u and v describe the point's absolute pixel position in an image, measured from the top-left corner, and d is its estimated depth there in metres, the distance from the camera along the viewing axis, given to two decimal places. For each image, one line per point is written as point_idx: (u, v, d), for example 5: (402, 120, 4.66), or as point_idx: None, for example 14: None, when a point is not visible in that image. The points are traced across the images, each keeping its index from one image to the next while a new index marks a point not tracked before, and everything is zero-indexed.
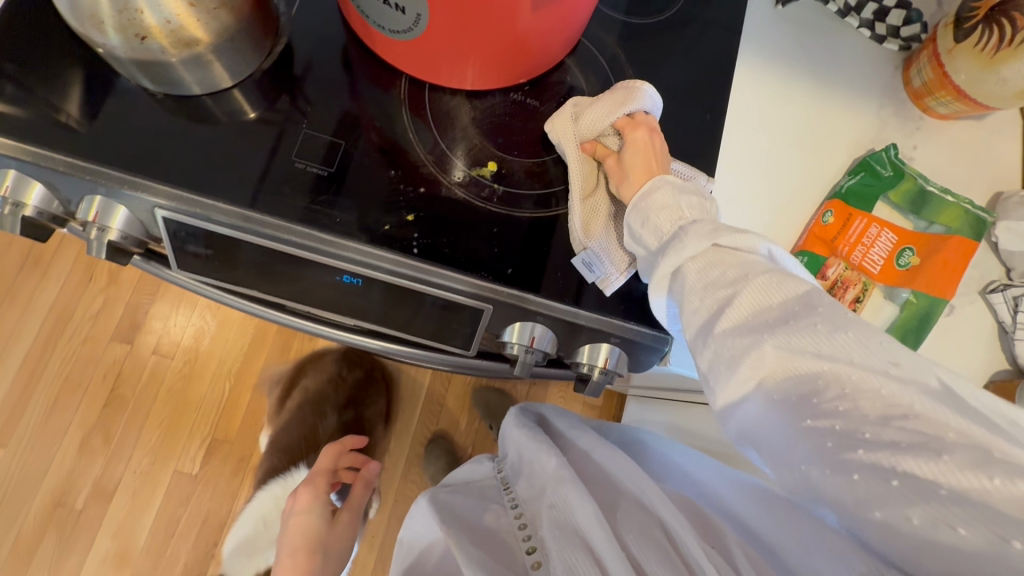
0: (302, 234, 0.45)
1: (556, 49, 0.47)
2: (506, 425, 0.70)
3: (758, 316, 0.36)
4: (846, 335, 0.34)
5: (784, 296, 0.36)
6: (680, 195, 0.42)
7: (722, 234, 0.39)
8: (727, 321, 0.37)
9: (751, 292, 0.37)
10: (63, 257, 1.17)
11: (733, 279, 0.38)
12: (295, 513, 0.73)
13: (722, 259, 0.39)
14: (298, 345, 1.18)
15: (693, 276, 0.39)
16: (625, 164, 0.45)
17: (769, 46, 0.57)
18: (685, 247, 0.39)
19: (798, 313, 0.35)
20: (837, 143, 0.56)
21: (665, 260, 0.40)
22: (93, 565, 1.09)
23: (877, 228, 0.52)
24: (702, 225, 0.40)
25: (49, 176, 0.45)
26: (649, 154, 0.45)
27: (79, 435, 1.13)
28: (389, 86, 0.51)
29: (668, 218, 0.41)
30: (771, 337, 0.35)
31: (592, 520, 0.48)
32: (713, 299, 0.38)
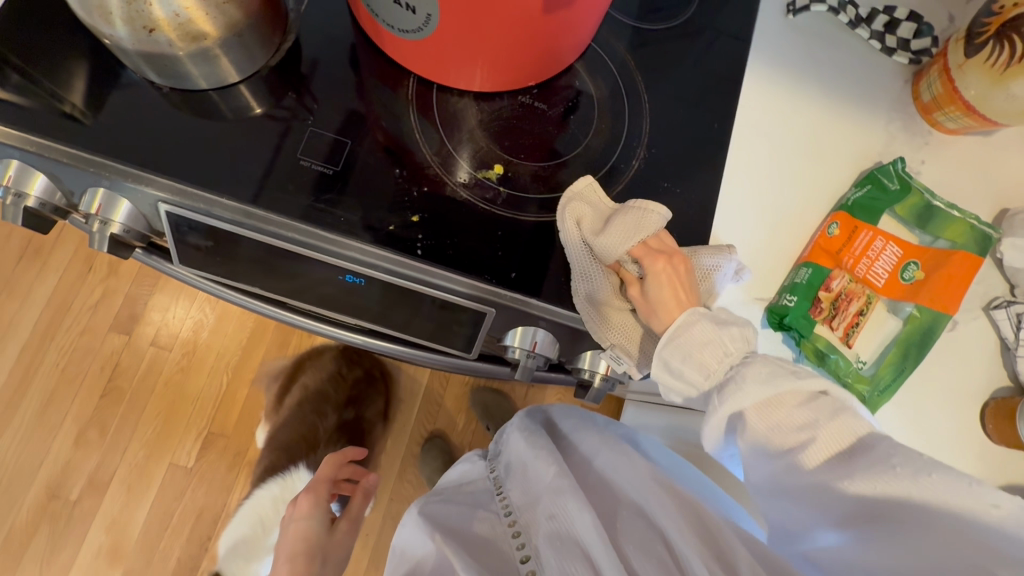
0: (306, 232, 0.45)
1: (565, 52, 0.46)
2: (508, 426, 0.69)
3: (832, 461, 0.39)
4: (922, 477, 0.36)
5: (852, 437, 0.39)
6: (720, 330, 0.42)
7: (779, 379, 0.41)
8: (801, 459, 0.40)
9: (823, 439, 0.39)
10: (63, 247, 1.17)
11: (803, 424, 0.40)
12: (294, 519, 0.73)
13: (782, 400, 0.41)
14: (296, 341, 1.18)
15: (763, 423, 0.41)
16: (653, 300, 0.43)
17: (779, 55, 0.57)
18: (745, 396, 0.41)
19: (871, 460, 0.38)
20: (844, 154, 0.56)
21: (727, 406, 0.42)
22: (86, 557, 1.09)
23: (882, 241, 0.52)
24: (759, 368, 0.41)
25: (52, 167, 0.45)
26: (675, 285, 0.42)
27: (75, 426, 1.12)
28: (397, 86, 0.51)
29: (710, 356, 0.42)
30: (847, 480, 0.38)
31: (591, 531, 0.49)
32: (786, 443, 0.40)
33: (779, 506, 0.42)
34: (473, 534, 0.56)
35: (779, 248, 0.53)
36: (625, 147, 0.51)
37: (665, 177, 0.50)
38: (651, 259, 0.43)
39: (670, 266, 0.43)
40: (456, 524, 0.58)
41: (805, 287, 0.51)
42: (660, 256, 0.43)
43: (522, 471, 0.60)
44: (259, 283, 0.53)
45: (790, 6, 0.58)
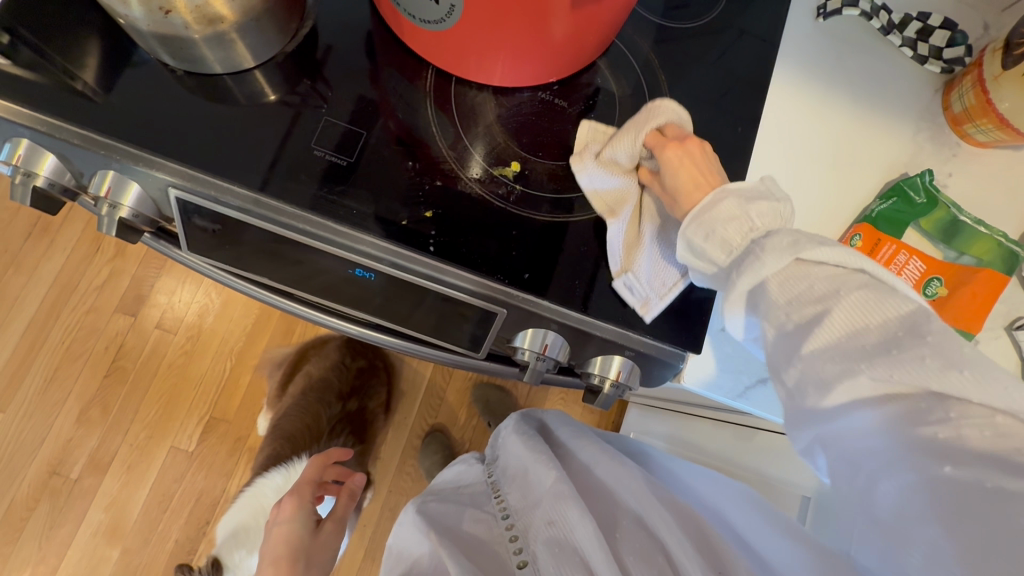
0: (316, 224, 0.44)
1: (588, 48, 0.45)
2: (504, 430, 0.69)
3: (852, 337, 0.34)
4: (961, 373, 0.32)
5: (882, 314, 0.34)
6: (748, 204, 0.39)
7: (803, 247, 0.36)
8: (828, 354, 0.35)
9: (845, 310, 0.35)
10: (72, 226, 1.17)
11: (821, 296, 0.36)
12: (278, 522, 0.70)
13: (805, 274, 0.36)
14: (301, 329, 1.17)
15: (778, 295, 0.37)
16: (670, 189, 0.41)
17: (806, 60, 0.55)
18: (765, 267, 0.37)
19: (908, 335, 0.33)
20: (869, 165, 0.54)
21: (739, 278, 0.37)
22: (86, 535, 1.09)
23: (906, 256, 0.50)
24: (780, 237, 0.37)
25: (62, 147, 0.44)
26: (690, 169, 0.41)
27: (78, 405, 1.13)
28: (414, 77, 0.50)
29: (734, 230, 0.38)
30: (869, 359, 0.33)
31: (591, 538, 0.47)
32: (802, 318, 0.36)
33: (792, 397, 0.37)
34: (469, 537, 0.56)
35: None
36: None
37: None
38: (662, 148, 0.42)
39: (682, 150, 0.41)
40: (452, 526, 0.57)
41: None
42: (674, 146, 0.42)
43: (520, 476, 0.59)
44: (267, 270, 0.53)
45: (821, 9, 0.56)
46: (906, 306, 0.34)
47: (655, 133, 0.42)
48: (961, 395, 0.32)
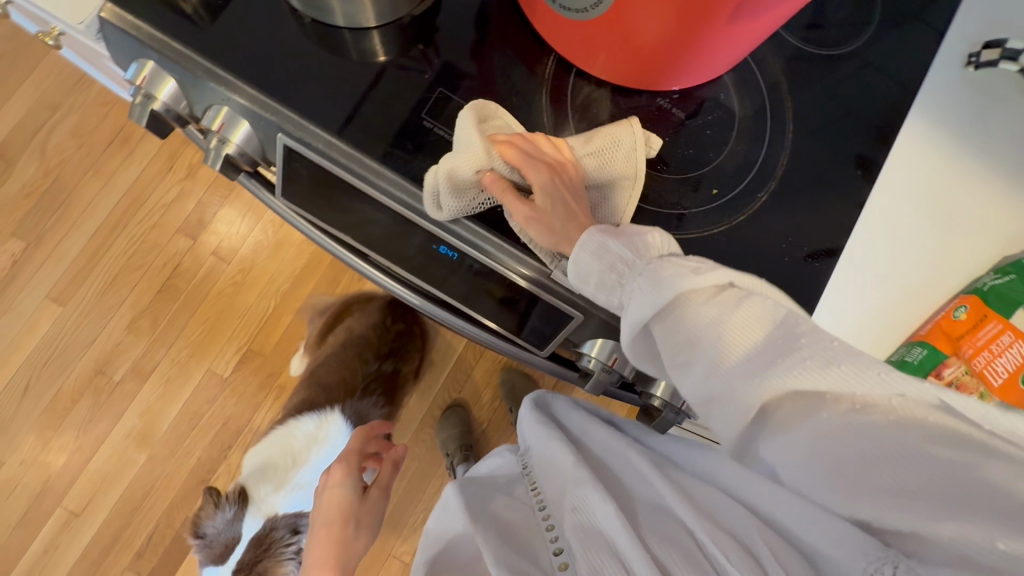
0: (414, 196, 0.44)
1: (727, 61, 0.43)
2: (522, 414, 0.66)
3: (745, 357, 0.34)
4: (839, 368, 0.32)
5: (760, 327, 0.34)
6: (615, 236, 0.38)
7: (694, 276, 0.35)
8: (715, 373, 0.34)
9: (729, 331, 0.34)
10: (150, 142, 1.21)
11: (705, 318, 0.35)
12: (328, 487, 0.72)
13: (688, 298, 0.36)
14: (346, 282, 1.20)
15: (666, 326, 0.36)
16: (551, 214, 0.40)
17: (946, 110, 0.51)
18: (651, 302, 0.36)
19: (786, 344, 0.33)
20: (988, 235, 0.51)
21: (631, 318, 0.37)
22: (118, 436, 1.16)
23: (1009, 337, 0.51)
24: (659, 270, 0.36)
25: (184, 76, 0.45)
26: (564, 196, 0.39)
27: (130, 313, 1.18)
28: (534, 62, 0.48)
29: (603, 274, 0.38)
30: (764, 379, 0.33)
31: (613, 520, 0.45)
32: (694, 345, 0.35)
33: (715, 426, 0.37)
34: (507, 522, 0.55)
35: (883, 318, 0.50)
36: (757, 176, 0.47)
37: (791, 217, 0.46)
38: (533, 167, 0.39)
39: (553, 172, 0.39)
40: (492, 511, 0.56)
41: (914, 367, 0.50)
42: (542, 164, 0.39)
43: (548, 467, 0.58)
44: (351, 226, 0.53)
45: (972, 57, 0.52)
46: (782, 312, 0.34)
47: (511, 148, 0.40)
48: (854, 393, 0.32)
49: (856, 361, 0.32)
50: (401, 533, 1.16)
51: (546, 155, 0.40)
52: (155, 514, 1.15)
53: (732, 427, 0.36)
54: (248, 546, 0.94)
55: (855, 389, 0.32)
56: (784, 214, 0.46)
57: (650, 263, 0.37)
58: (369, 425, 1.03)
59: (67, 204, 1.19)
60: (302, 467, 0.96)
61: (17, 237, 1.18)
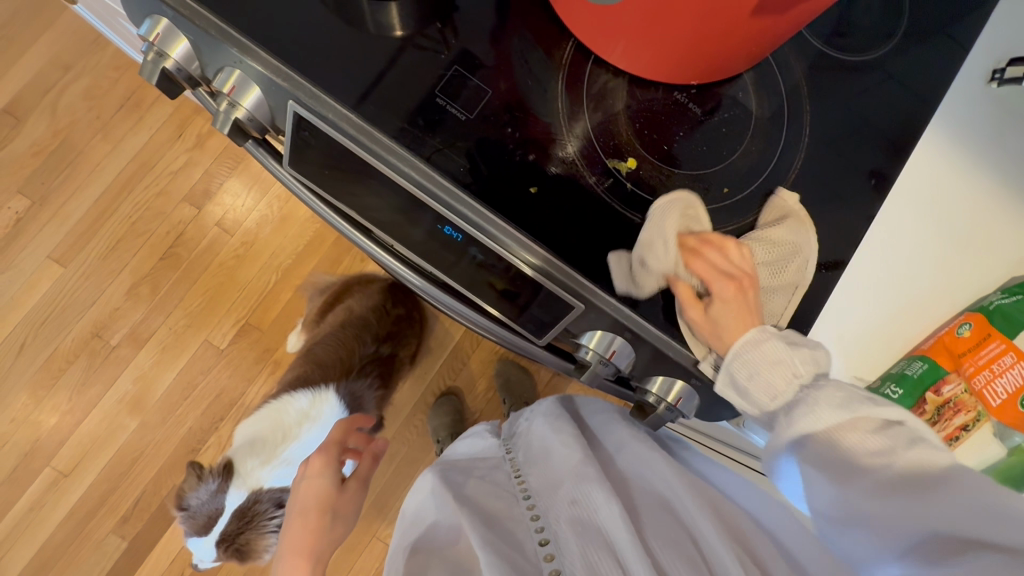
0: (422, 173, 0.43)
1: (748, 57, 0.42)
2: (532, 413, 0.67)
3: (903, 491, 0.35)
4: (1016, 519, 0.32)
5: (933, 467, 0.36)
6: (790, 350, 0.40)
7: (857, 403, 0.38)
8: (862, 492, 0.37)
9: (897, 464, 0.36)
10: (161, 108, 1.20)
11: (874, 448, 0.37)
12: (306, 477, 0.72)
13: (856, 425, 0.38)
14: (348, 262, 1.20)
15: (822, 445, 0.39)
16: (718, 326, 0.41)
17: (966, 125, 0.51)
18: (819, 418, 0.39)
19: (955, 487, 0.34)
20: (998, 255, 0.51)
21: (785, 427, 0.40)
22: (111, 400, 1.16)
23: (1013, 358, 0.48)
24: (832, 392, 0.39)
25: (197, 36, 0.44)
26: (741, 315, 0.41)
27: (131, 278, 1.18)
28: (553, 47, 0.47)
29: (778, 377, 0.40)
30: (921, 511, 0.34)
31: (616, 518, 0.45)
32: (855, 468, 0.37)
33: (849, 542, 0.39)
34: (487, 505, 0.54)
35: (884, 328, 0.50)
36: (769, 177, 0.46)
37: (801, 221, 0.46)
38: (722, 283, 0.40)
39: (740, 291, 0.41)
40: (475, 496, 0.55)
41: (912, 382, 0.49)
42: (729, 280, 0.41)
43: (545, 459, 0.57)
44: (356, 202, 0.52)
45: (996, 73, 0.51)
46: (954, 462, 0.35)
47: (700, 261, 0.41)
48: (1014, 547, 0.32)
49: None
50: (386, 515, 1.17)
51: (733, 267, 0.41)
52: (143, 480, 1.15)
53: (867, 545, 0.37)
54: (231, 518, 0.94)
55: (1016, 545, 0.31)
56: None
57: (818, 383, 0.40)
58: (363, 406, 1.02)
59: (74, 165, 1.19)
60: (290, 444, 0.96)
61: (23, 194, 1.18)
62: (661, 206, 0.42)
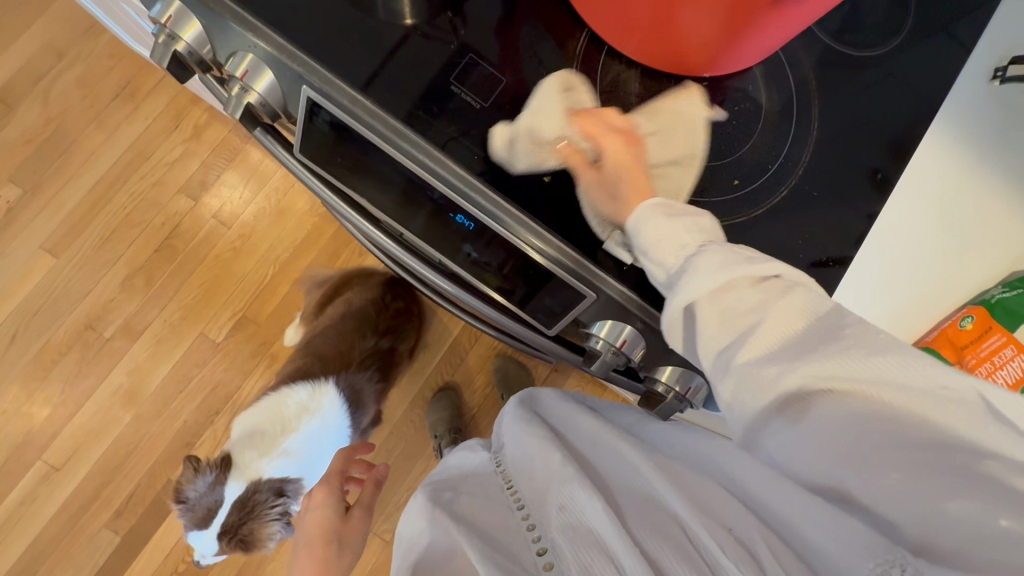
0: (437, 161, 0.43)
1: (762, 51, 0.43)
2: (505, 414, 0.63)
3: (782, 347, 0.34)
4: (884, 359, 0.31)
5: (807, 316, 0.34)
6: (671, 220, 0.38)
7: (741, 262, 0.35)
8: (742, 352, 0.35)
9: (773, 320, 0.34)
10: (157, 98, 1.19)
11: (751, 306, 0.35)
12: (311, 509, 0.72)
13: (734, 285, 0.35)
14: (347, 256, 1.19)
15: (712, 311, 0.36)
16: (606, 181, 0.41)
17: (970, 122, 0.52)
18: (699, 283, 0.35)
19: (830, 334, 0.33)
20: (1003, 250, 0.52)
21: (676, 296, 0.36)
22: (105, 393, 1.14)
23: (1010, 349, 0.52)
24: (714, 254, 0.36)
25: (210, 19, 0.44)
26: (629, 166, 0.41)
27: (125, 270, 1.16)
28: (566, 37, 0.48)
29: (663, 251, 0.37)
30: (799, 369, 0.33)
31: (604, 519, 0.42)
32: (735, 328, 0.35)
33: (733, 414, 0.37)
34: (484, 523, 0.50)
35: (889, 323, 0.51)
36: (780, 170, 0.47)
37: (809, 214, 0.46)
38: (607, 137, 0.41)
39: (625, 140, 0.41)
40: (467, 515, 0.51)
41: None
42: (616, 134, 0.42)
43: (526, 465, 0.54)
44: (364, 192, 0.52)
45: (998, 71, 0.52)
46: (825, 306, 0.34)
47: (592, 118, 0.42)
48: (888, 387, 0.31)
49: (900, 353, 0.31)
50: (383, 511, 1.16)
51: (617, 126, 0.42)
52: (136, 475, 1.13)
53: (755, 411, 0.35)
54: (232, 509, 0.93)
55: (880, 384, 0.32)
56: (802, 212, 0.47)
57: (704, 245, 0.37)
58: (363, 401, 1.01)
59: (67, 154, 1.17)
60: (290, 436, 0.95)
61: (15, 182, 1.16)
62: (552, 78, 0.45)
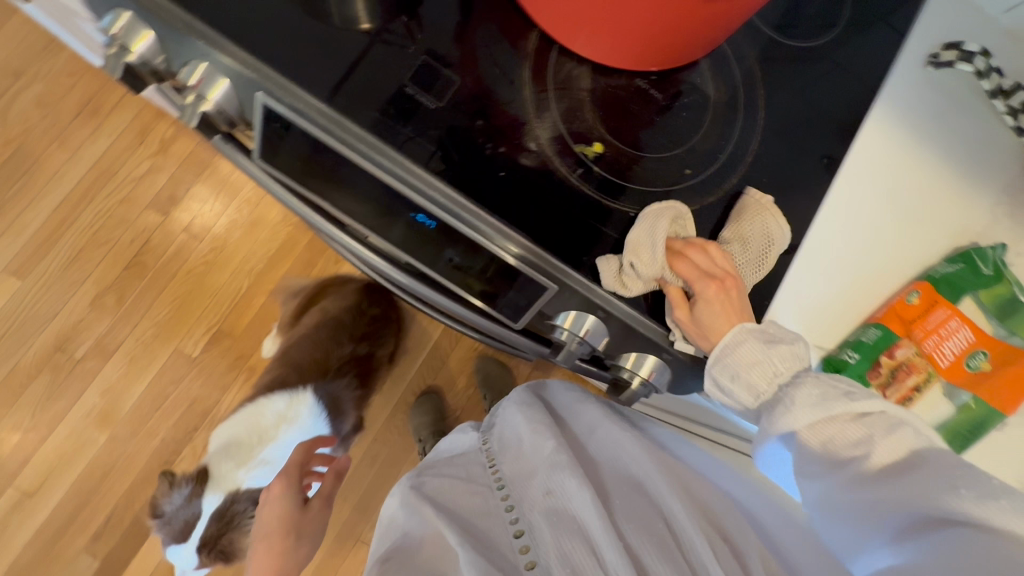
0: (394, 160, 0.44)
1: (704, 45, 0.44)
2: (506, 400, 0.64)
3: (883, 475, 0.38)
4: (974, 492, 0.35)
5: (909, 452, 0.38)
6: (768, 348, 0.43)
7: (839, 399, 0.41)
8: (841, 476, 0.39)
9: (878, 451, 0.39)
10: (121, 113, 1.17)
11: (855, 440, 0.40)
12: (268, 501, 0.71)
13: (839, 421, 0.41)
14: (322, 265, 1.19)
15: (813, 438, 0.41)
16: (705, 325, 0.43)
17: (906, 106, 0.55)
18: (795, 416, 0.41)
19: (927, 472, 0.37)
20: (942, 226, 0.55)
21: (775, 423, 0.42)
22: (78, 415, 1.12)
23: (957, 323, 0.53)
24: (808, 388, 0.41)
25: (160, 29, 0.44)
26: (727, 311, 0.43)
27: (95, 289, 1.14)
28: (518, 37, 0.49)
29: (758, 375, 0.43)
30: (895, 493, 0.37)
31: (589, 507, 0.43)
32: (835, 456, 0.40)
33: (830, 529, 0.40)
34: (460, 507, 0.50)
35: (841, 301, 0.53)
36: (730, 157, 0.49)
37: (759, 200, 0.48)
38: (704, 283, 0.42)
39: (722, 289, 0.42)
40: (447, 498, 0.52)
41: (869, 348, 0.52)
42: (712, 280, 0.42)
43: (515, 447, 0.54)
44: (344, 204, 0.52)
45: (931, 58, 0.55)
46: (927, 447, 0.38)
47: (683, 260, 0.43)
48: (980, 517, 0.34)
49: (998, 501, 0.34)
50: (370, 518, 1.16)
51: (713, 269, 0.43)
52: (114, 496, 1.11)
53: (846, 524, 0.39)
54: (210, 521, 0.92)
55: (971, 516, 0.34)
56: (753, 198, 0.48)
57: (799, 376, 0.42)
58: (342, 407, 1.01)
59: (30, 173, 1.15)
60: (268, 445, 0.94)
61: None
62: (661, 211, 0.43)
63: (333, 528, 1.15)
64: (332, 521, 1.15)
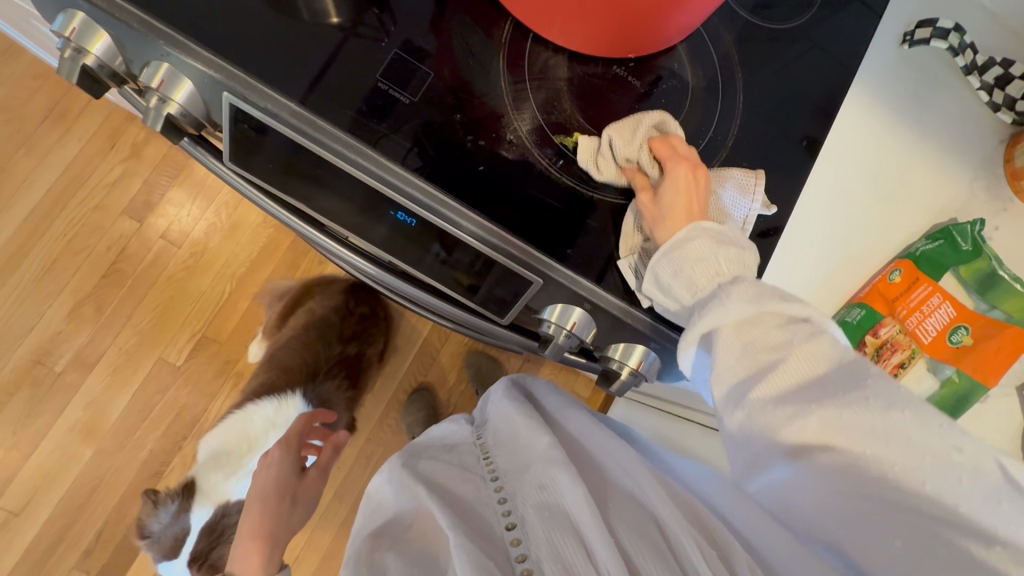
0: (368, 159, 0.43)
1: (679, 30, 0.44)
2: (496, 393, 0.64)
3: (800, 387, 0.34)
4: (903, 414, 0.31)
5: (827, 362, 0.34)
6: (715, 247, 0.39)
7: (767, 299, 0.37)
8: (753, 389, 0.35)
9: (797, 357, 0.35)
10: (89, 118, 1.14)
11: (777, 343, 0.36)
12: (266, 465, 0.70)
13: (764, 321, 0.37)
14: (306, 266, 1.17)
15: (733, 339, 0.37)
16: (662, 204, 0.41)
17: (881, 86, 0.55)
18: (727, 313, 0.37)
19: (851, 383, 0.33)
20: (922, 205, 0.56)
21: (699, 321, 0.38)
22: (62, 429, 1.09)
23: (938, 299, 0.54)
24: (745, 287, 0.37)
25: (117, 29, 0.42)
26: (689, 195, 0.41)
27: (71, 300, 1.11)
28: (492, 27, 0.48)
29: (702, 273, 0.39)
30: (818, 412, 0.33)
31: (581, 503, 0.42)
32: (755, 363, 0.36)
33: (735, 443, 0.37)
34: (454, 493, 0.50)
35: (821, 283, 0.54)
36: (710, 144, 0.48)
37: None
38: (676, 163, 0.42)
39: (692, 173, 0.41)
40: (441, 482, 0.52)
41: (854, 327, 0.54)
42: (684, 163, 0.42)
43: (510, 441, 0.54)
44: (324, 204, 0.50)
45: (907, 36, 0.55)
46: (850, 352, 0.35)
47: (663, 144, 0.43)
48: (899, 433, 0.31)
49: (916, 413, 0.31)
50: None
51: (687, 157, 0.42)
52: (104, 510, 1.09)
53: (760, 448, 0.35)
54: (199, 536, 0.90)
55: (888, 436, 0.31)
56: None
57: (742, 276, 0.39)
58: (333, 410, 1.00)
59: None
60: (256, 453, 0.93)
61: None
62: (647, 112, 0.44)
63: (330, 531, 1.14)
64: (328, 524, 1.14)
